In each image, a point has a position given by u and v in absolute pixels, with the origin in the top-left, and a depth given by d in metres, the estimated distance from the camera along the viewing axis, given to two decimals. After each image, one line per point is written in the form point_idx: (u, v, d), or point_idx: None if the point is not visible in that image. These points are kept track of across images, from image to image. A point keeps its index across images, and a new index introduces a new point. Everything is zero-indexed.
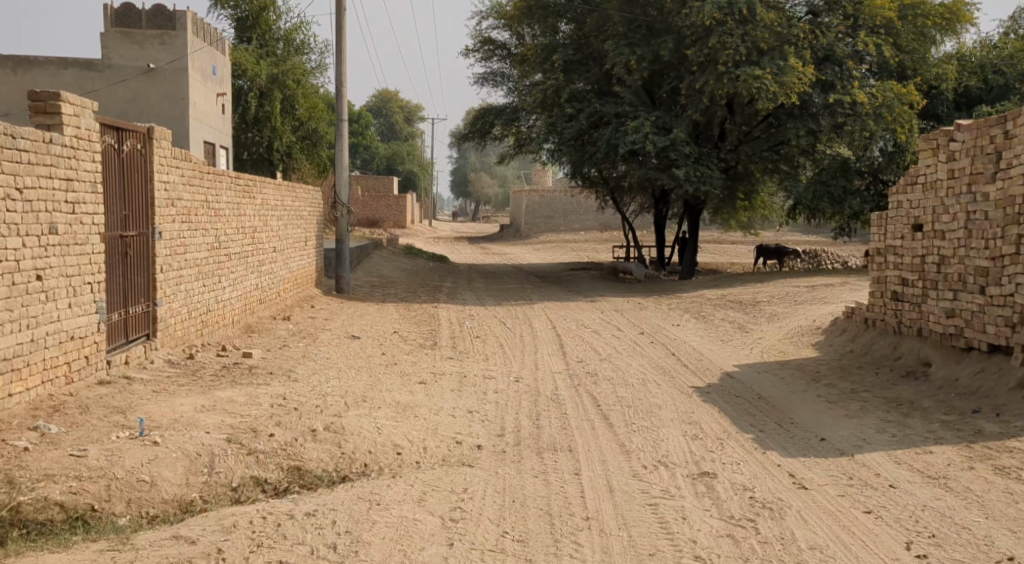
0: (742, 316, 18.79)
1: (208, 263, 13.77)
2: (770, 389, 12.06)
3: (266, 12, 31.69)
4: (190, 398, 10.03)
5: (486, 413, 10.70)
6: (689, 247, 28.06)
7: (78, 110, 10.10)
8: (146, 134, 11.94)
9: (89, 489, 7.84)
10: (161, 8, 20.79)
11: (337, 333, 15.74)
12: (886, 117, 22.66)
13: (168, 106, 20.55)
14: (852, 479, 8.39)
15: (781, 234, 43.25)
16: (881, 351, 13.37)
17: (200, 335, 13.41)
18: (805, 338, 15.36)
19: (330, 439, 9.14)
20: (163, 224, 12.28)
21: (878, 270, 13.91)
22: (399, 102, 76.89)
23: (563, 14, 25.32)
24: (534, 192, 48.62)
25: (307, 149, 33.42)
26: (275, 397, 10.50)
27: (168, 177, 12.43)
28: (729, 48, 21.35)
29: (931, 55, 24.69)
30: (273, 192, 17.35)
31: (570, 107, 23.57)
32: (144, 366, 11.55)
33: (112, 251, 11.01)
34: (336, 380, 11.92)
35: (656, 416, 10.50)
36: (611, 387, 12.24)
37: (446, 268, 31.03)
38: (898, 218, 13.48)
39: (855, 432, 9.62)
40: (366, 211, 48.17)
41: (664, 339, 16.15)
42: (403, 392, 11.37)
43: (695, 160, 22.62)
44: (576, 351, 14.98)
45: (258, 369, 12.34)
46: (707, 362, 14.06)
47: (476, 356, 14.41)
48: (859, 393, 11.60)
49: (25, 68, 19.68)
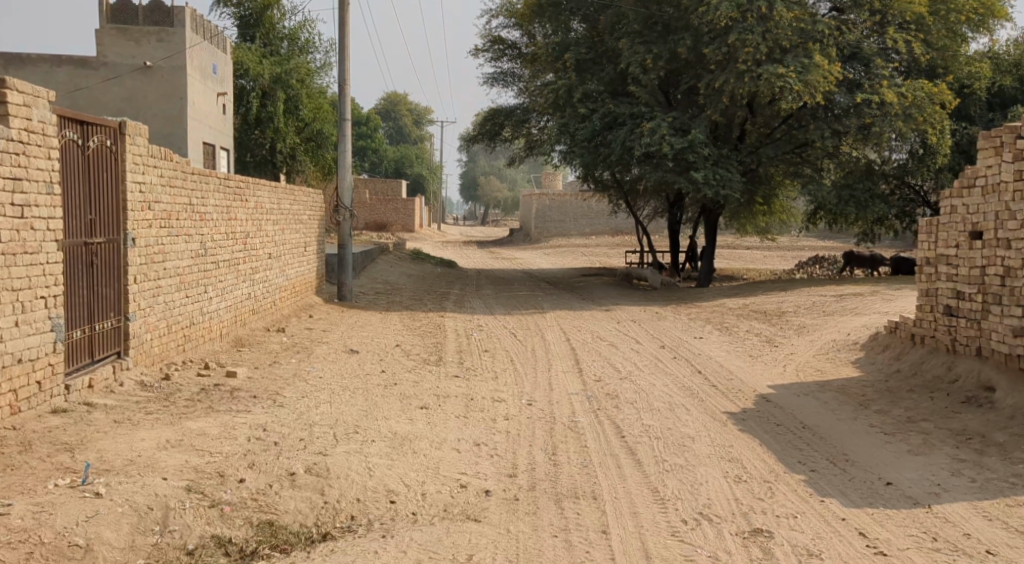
0: (768, 328, 17.46)
1: (191, 272, 12.48)
2: (814, 417, 10.72)
3: (270, 11, 30.46)
4: (154, 431, 8.71)
5: (496, 446, 9.41)
6: (707, 252, 26.70)
7: (30, 99, 9.07)
8: (118, 130, 10.61)
9: (6, 558, 6.61)
10: (159, 3, 19.56)
11: (335, 347, 14.44)
12: (917, 118, 21.16)
13: (163, 105, 19.28)
14: (938, 543, 7.17)
15: (798, 240, 41.98)
16: (933, 372, 12.06)
17: (181, 351, 12.09)
18: (843, 355, 14.01)
19: (311, 485, 7.92)
20: (138, 229, 10.98)
21: (927, 281, 12.60)
22: (409, 105, 76.07)
23: (576, 10, 23.98)
24: (544, 195, 47.28)
25: (312, 150, 32.09)
26: (253, 428, 9.19)
27: (144, 177, 11.12)
28: (750, 46, 19.98)
29: (964, 52, 23.24)
30: (269, 194, 16.06)
31: (584, 107, 22.17)
32: (112, 390, 10.28)
33: (71, 260, 9.79)
34: (327, 406, 10.61)
35: (690, 452, 9.17)
36: (635, 413, 10.92)
37: (454, 273, 29.78)
38: (952, 225, 12.17)
39: (925, 474, 8.33)
40: (374, 215, 46.92)
41: (688, 354, 14.81)
42: (401, 421, 10.05)
43: (714, 162, 21.33)
44: (594, 368, 13.67)
45: (241, 392, 10.98)
46: (738, 383, 12.69)
47: (483, 374, 13.11)
48: (917, 423, 10.26)
49: (16, 65, 18.54)
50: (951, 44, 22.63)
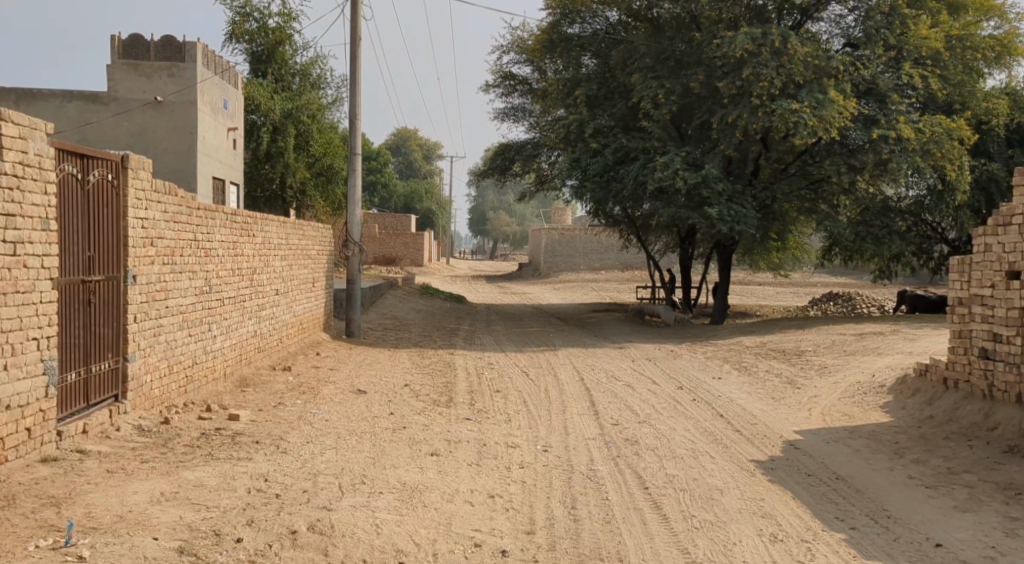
0: (788, 368, 16.86)
1: (195, 309, 11.97)
2: (847, 466, 10.15)
3: (282, 46, 30.12)
4: (149, 483, 8.28)
5: (511, 498, 8.86)
6: (721, 287, 26.10)
7: (26, 131, 8.68)
8: (120, 163, 10.16)
9: None
10: (171, 38, 19.20)
11: (342, 387, 13.89)
12: (936, 153, 20.65)
13: (173, 140, 18.86)
14: None
15: (811, 277, 41.42)
16: (968, 419, 11.47)
17: (182, 393, 11.55)
18: (869, 399, 13.39)
19: (313, 545, 7.53)
20: (139, 266, 10.47)
21: (960, 322, 12.03)
22: (419, 140, 75.81)
23: (587, 45, 23.60)
24: (553, 230, 46.76)
25: (321, 185, 31.67)
26: (255, 478, 8.70)
27: (146, 212, 10.62)
28: (764, 80, 19.56)
29: (980, 88, 22.54)
30: (277, 229, 15.55)
31: (595, 142, 21.73)
32: (107, 435, 9.77)
33: (66, 299, 9.33)
34: (331, 452, 10.06)
35: (716, 507, 8.68)
36: (657, 461, 10.35)
37: (462, 308, 29.21)
38: (986, 263, 11.63)
39: (976, 536, 8.15)
40: (383, 249, 46.51)
41: (708, 396, 14.21)
42: (411, 470, 9.50)
43: (729, 198, 20.82)
44: (610, 411, 13.09)
45: (242, 437, 10.45)
46: (763, 428, 12.10)
47: (496, 417, 12.55)
48: (958, 474, 9.70)
49: (28, 101, 18.19)
50: (970, 80, 22.12)
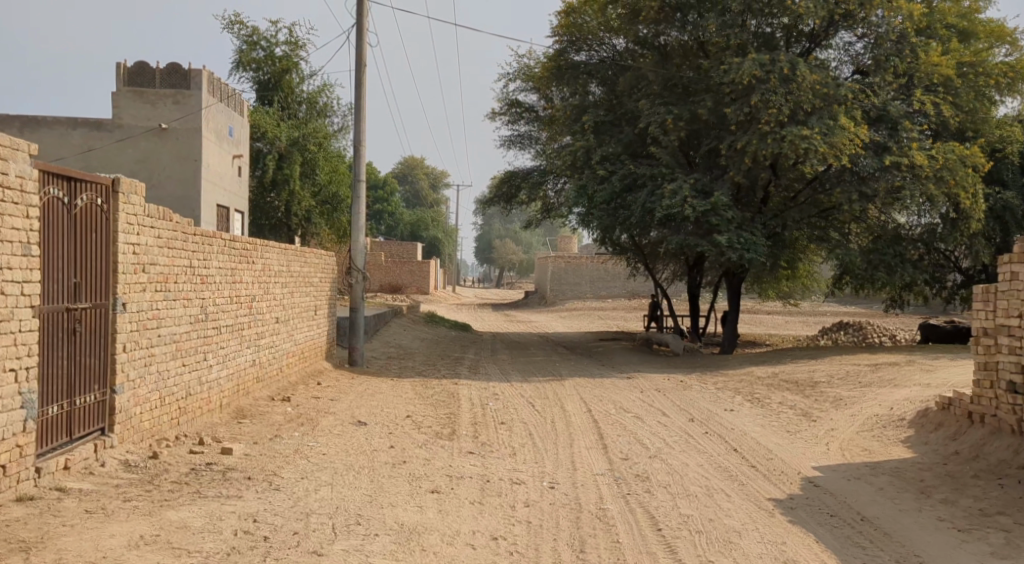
0: (802, 400, 16.27)
1: (189, 339, 11.47)
2: (871, 506, 9.63)
3: (289, 75, 29.82)
4: (129, 524, 7.82)
5: (516, 541, 8.35)
6: (730, 317, 25.52)
7: (7, 151, 8.24)
8: (110, 187, 9.71)
9: None
10: (176, 65, 18.83)
11: (341, 419, 13.34)
12: (949, 181, 20.05)
13: (176, 168, 18.44)
14: None
15: (821, 306, 40.85)
16: (997, 456, 10.92)
17: (174, 426, 11.02)
18: (889, 434, 12.80)
19: None
20: (129, 293, 9.99)
21: (986, 353, 11.52)
22: (425, 169, 75.57)
23: (594, 73, 23.07)
24: (560, 258, 46.40)
25: (326, 213, 31.24)
26: (243, 518, 8.23)
27: (138, 238, 10.15)
28: (773, 107, 19.13)
29: (993, 115, 22.07)
30: (277, 256, 15.08)
31: (603, 169, 21.27)
32: (91, 471, 9.27)
33: (49, 329, 8.88)
34: (326, 490, 9.54)
35: (731, 554, 8.18)
36: (670, 499, 9.81)
37: (468, 337, 28.64)
38: (1012, 293, 11.08)
39: None
40: (388, 277, 46.04)
41: (721, 429, 13.64)
42: (410, 509, 8.99)
43: (739, 226, 20.33)
44: (620, 445, 12.52)
45: (234, 474, 9.93)
46: (780, 463, 11.55)
47: (500, 451, 12.00)
48: (990, 516, 9.19)
49: (31, 128, 17.79)
50: (984, 107, 21.62)
